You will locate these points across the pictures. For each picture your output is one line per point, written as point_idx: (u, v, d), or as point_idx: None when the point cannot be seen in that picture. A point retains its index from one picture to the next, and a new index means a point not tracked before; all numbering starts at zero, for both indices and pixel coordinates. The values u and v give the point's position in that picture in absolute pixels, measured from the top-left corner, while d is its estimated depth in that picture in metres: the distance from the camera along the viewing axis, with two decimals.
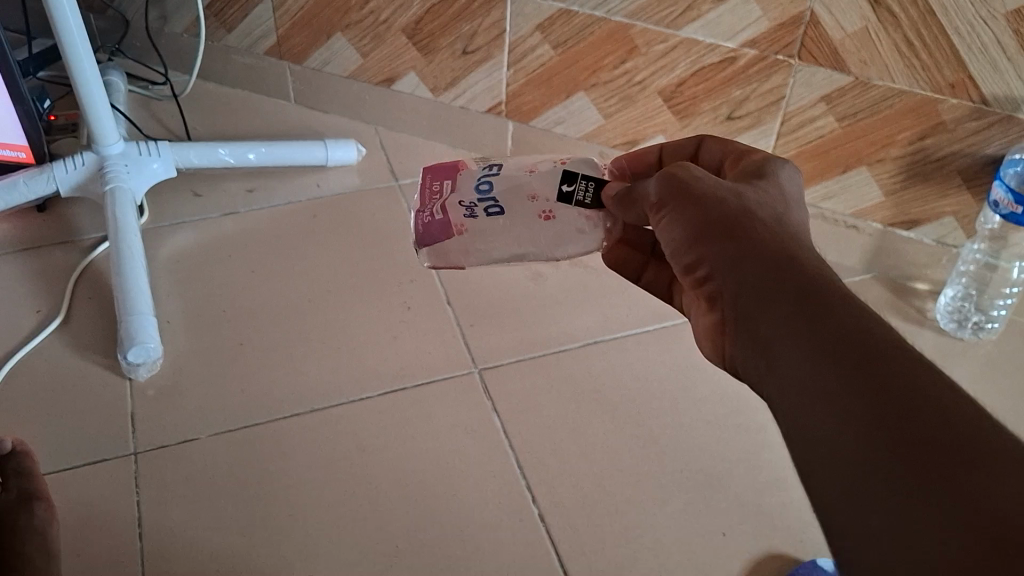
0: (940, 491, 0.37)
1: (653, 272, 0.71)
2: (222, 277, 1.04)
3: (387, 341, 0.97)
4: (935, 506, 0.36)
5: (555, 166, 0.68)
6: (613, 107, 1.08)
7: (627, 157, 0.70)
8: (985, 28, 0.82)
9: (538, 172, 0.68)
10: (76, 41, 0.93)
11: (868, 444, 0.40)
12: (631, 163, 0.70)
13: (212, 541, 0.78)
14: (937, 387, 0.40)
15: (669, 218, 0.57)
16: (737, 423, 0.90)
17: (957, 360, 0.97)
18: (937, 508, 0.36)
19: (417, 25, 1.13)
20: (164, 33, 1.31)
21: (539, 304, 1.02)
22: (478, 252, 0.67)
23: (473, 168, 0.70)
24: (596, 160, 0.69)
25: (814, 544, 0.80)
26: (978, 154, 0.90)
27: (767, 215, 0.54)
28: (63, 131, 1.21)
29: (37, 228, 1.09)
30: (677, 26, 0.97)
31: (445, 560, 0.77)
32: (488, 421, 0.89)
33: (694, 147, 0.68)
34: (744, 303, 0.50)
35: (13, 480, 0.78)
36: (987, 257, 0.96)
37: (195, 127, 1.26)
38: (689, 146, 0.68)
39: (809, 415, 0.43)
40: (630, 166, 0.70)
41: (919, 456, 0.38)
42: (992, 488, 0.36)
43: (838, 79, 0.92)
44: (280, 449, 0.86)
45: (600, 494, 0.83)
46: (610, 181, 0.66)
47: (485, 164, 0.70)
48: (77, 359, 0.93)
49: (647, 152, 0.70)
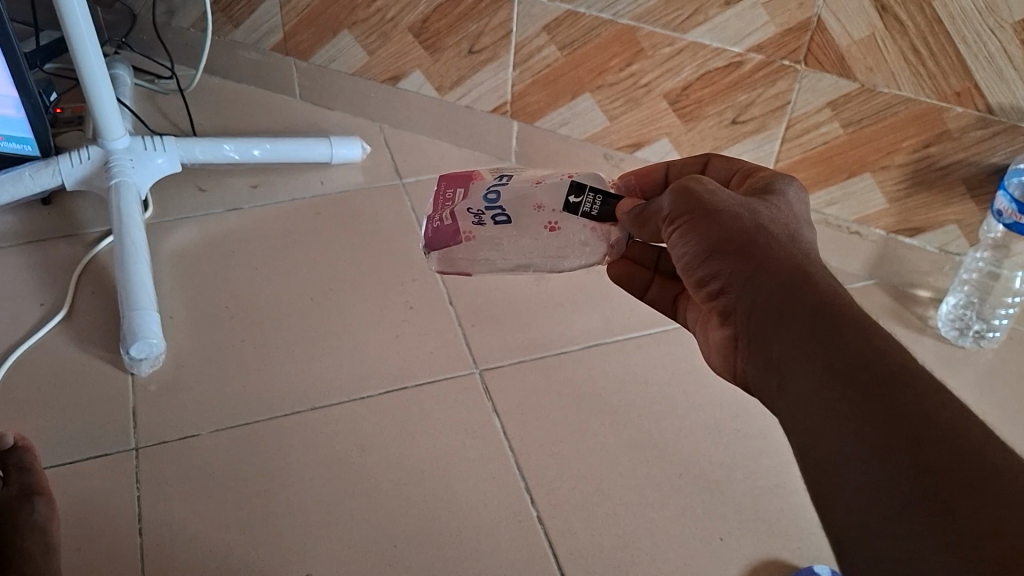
0: (945, 522, 0.37)
1: (658, 289, 0.71)
2: (226, 273, 1.04)
3: (389, 340, 0.97)
4: (943, 536, 0.37)
5: (562, 179, 0.68)
6: (618, 110, 1.08)
7: (636, 174, 0.70)
8: (991, 38, 0.82)
9: (544, 184, 0.68)
10: (84, 35, 0.93)
11: (876, 472, 0.40)
12: (639, 181, 0.70)
13: (211, 538, 0.78)
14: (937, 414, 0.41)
15: (679, 232, 0.57)
16: (737, 428, 0.90)
17: (958, 369, 0.97)
18: (944, 538, 0.36)
19: (424, 24, 1.14)
20: (171, 27, 1.31)
21: (541, 305, 1.03)
22: (486, 260, 0.67)
23: (485, 178, 0.71)
24: (602, 175, 0.69)
25: (813, 551, 0.80)
26: (984, 162, 0.90)
27: (779, 232, 0.55)
28: (69, 124, 1.21)
29: (42, 222, 1.09)
30: (683, 30, 0.97)
31: (443, 561, 0.78)
32: (487, 422, 0.89)
33: (702, 167, 0.68)
34: (757, 321, 0.51)
35: (15, 476, 0.78)
36: (990, 265, 0.96)
37: (201, 121, 1.26)
38: (696, 164, 0.68)
39: (818, 440, 0.43)
40: (639, 184, 0.69)
41: (926, 486, 0.38)
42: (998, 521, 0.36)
43: (844, 85, 0.92)
44: (280, 447, 0.86)
45: (599, 497, 0.83)
46: (619, 196, 0.67)
47: (497, 175, 0.71)
48: (79, 354, 0.94)
49: (655, 171, 0.69)
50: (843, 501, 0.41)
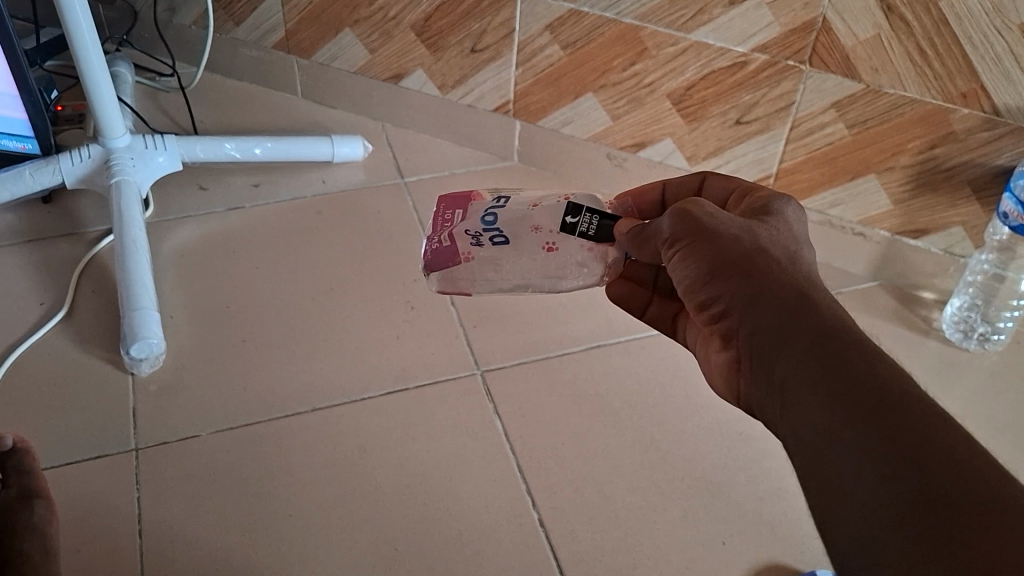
0: (954, 544, 0.37)
1: (657, 308, 0.70)
2: (227, 273, 1.03)
3: (389, 341, 0.97)
4: (951, 560, 0.36)
5: (558, 201, 0.68)
6: (622, 109, 1.07)
7: (632, 196, 0.70)
8: (998, 39, 0.81)
9: (541, 206, 0.68)
10: (84, 32, 0.92)
11: (886, 491, 0.40)
12: (636, 202, 0.69)
13: (211, 539, 0.78)
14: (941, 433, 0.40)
15: (681, 254, 0.56)
16: (738, 431, 0.90)
17: (960, 372, 0.96)
18: (951, 563, 0.36)
19: (426, 22, 1.13)
20: (173, 25, 1.31)
21: (542, 306, 1.02)
22: (486, 280, 0.67)
23: (484, 200, 0.71)
24: (598, 196, 0.69)
25: (814, 555, 0.80)
26: (989, 165, 0.89)
27: (780, 252, 0.54)
28: (69, 123, 1.21)
29: (42, 220, 1.09)
30: (687, 29, 0.96)
31: (444, 563, 0.77)
32: (489, 423, 0.89)
33: (698, 185, 0.67)
34: (761, 344, 0.50)
35: (14, 477, 0.78)
36: (996, 268, 0.95)
37: (202, 119, 1.25)
38: (693, 183, 0.68)
39: (823, 460, 0.43)
40: (636, 206, 0.69)
41: (935, 507, 0.38)
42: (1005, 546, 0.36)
43: (849, 85, 0.91)
44: (279, 449, 0.85)
45: (600, 499, 0.83)
46: (616, 218, 0.66)
47: (496, 196, 0.71)
48: (79, 353, 0.93)
49: (652, 190, 0.69)
50: (850, 518, 0.41)
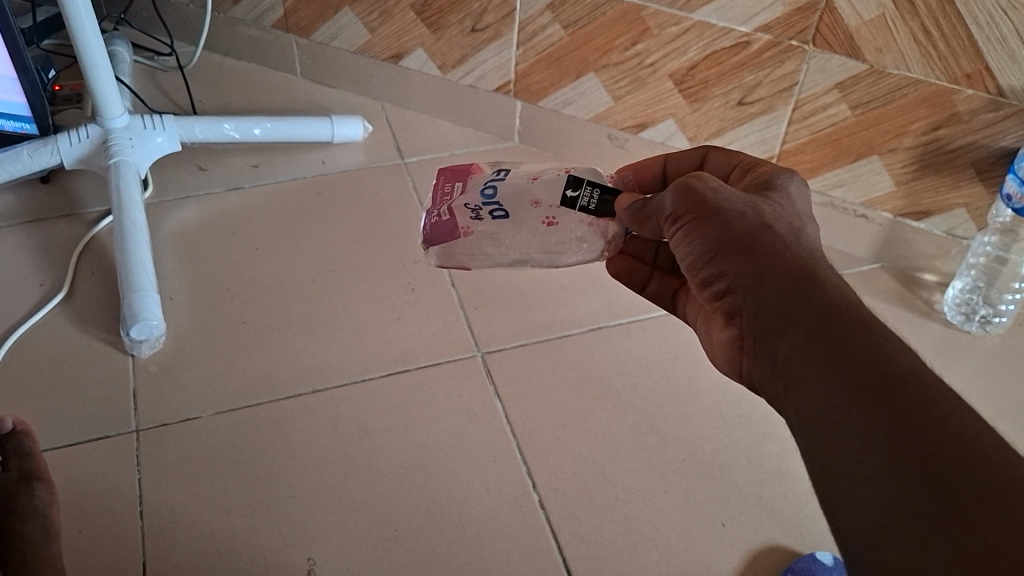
0: (954, 528, 0.36)
1: (657, 285, 0.70)
2: (227, 254, 1.03)
3: (390, 322, 0.96)
4: (951, 543, 0.36)
5: (558, 175, 0.68)
6: (624, 89, 1.06)
7: (632, 170, 0.70)
8: (1004, 19, 0.80)
9: (541, 180, 0.68)
10: (80, 11, 0.91)
11: (887, 474, 0.40)
12: (637, 176, 0.69)
13: (212, 521, 0.78)
14: (942, 418, 0.40)
15: (684, 231, 0.56)
16: (739, 413, 0.90)
17: (961, 355, 0.96)
18: (952, 546, 0.36)
19: (426, 1, 1.12)
20: (171, 3, 1.30)
21: (543, 288, 1.02)
22: (485, 255, 0.66)
23: (484, 172, 0.70)
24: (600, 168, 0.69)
25: (814, 537, 0.80)
26: (993, 146, 0.89)
27: (784, 229, 0.54)
28: (67, 102, 1.20)
29: (40, 201, 1.08)
30: (689, 9, 0.95)
31: (444, 545, 0.78)
32: (489, 405, 0.89)
33: (700, 158, 0.67)
34: (764, 322, 0.50)
35: (14, 460, 0.78)
36: (998, 250, 0.95)
37: (201, 99, 1.25)
38: (694, 158, 0.67)
39: (825, 443, 0.43)
40: (637, 180, 0.69)
41: (935, 490, 0.38)
42: (1005, 530, 0.35)
43: (852, 66, 0.90)
44: (280, 430, 0.86)
45: (600, 481, 0.83)
46: (616, 194, 0.66)
47: (496, 170, 0.71)
48: (79, 334, 0.93)
49: (653, 164, 0.69)
50: (852, 500, 0.41)
